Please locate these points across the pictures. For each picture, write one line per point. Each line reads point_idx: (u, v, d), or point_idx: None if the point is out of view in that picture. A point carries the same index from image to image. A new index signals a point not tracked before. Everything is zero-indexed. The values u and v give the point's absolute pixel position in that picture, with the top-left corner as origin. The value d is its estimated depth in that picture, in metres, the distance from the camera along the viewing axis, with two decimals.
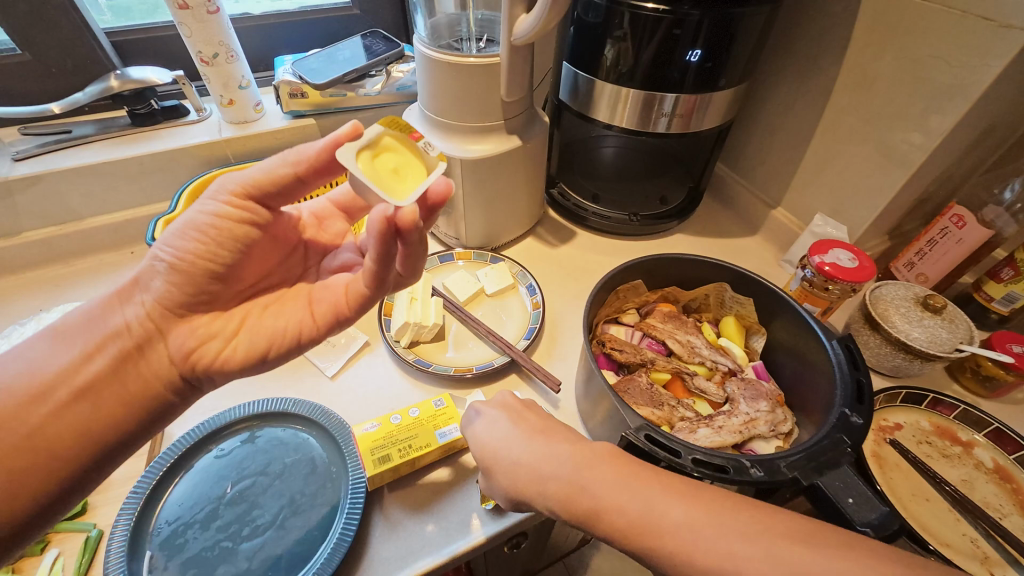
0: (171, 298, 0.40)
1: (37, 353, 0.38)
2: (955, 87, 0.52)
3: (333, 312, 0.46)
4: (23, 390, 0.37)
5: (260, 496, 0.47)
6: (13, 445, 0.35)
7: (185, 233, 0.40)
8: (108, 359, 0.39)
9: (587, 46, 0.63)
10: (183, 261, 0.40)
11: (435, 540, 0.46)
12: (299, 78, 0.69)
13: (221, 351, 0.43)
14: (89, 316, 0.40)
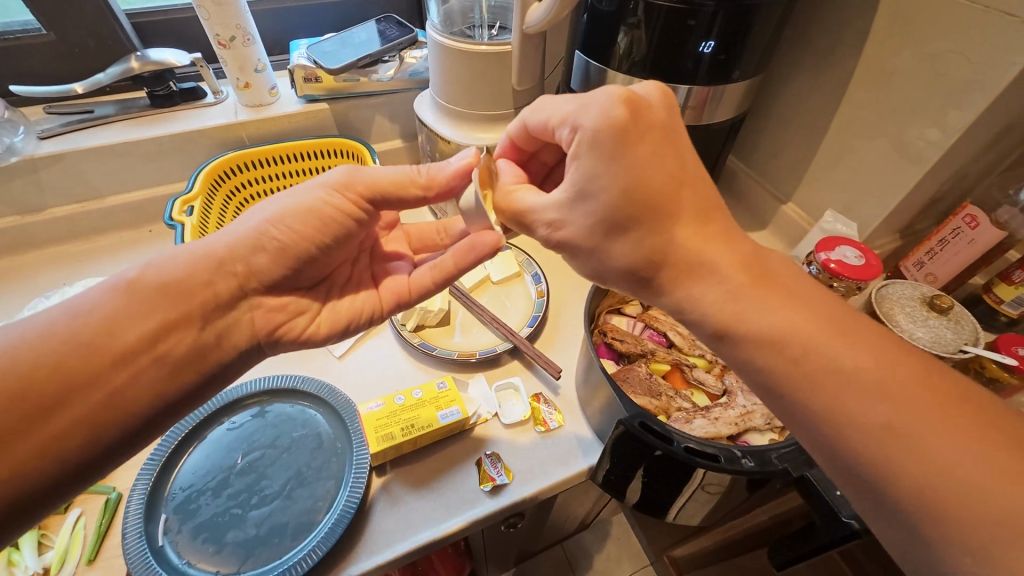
0: (268, 272, 0.42)
1: (112, 312, 0.36)
2: (974, 85, 0.51)
3: (397, 297, 0.51)
4: (105, 350, 0.35)
5: (269, 468, 0.49)
6: (90, 407, 0.34)
7: (299, 217, 0.42)
8: (192, 330, 0.38)
9: (600, 35, 0.63)
10: (291, 242, 0.42)
11: (435, 516, 0.48)
12: (313, 62, 0.70)
13: (308, 327, 0.47)
14: (171, 275, 0.39)
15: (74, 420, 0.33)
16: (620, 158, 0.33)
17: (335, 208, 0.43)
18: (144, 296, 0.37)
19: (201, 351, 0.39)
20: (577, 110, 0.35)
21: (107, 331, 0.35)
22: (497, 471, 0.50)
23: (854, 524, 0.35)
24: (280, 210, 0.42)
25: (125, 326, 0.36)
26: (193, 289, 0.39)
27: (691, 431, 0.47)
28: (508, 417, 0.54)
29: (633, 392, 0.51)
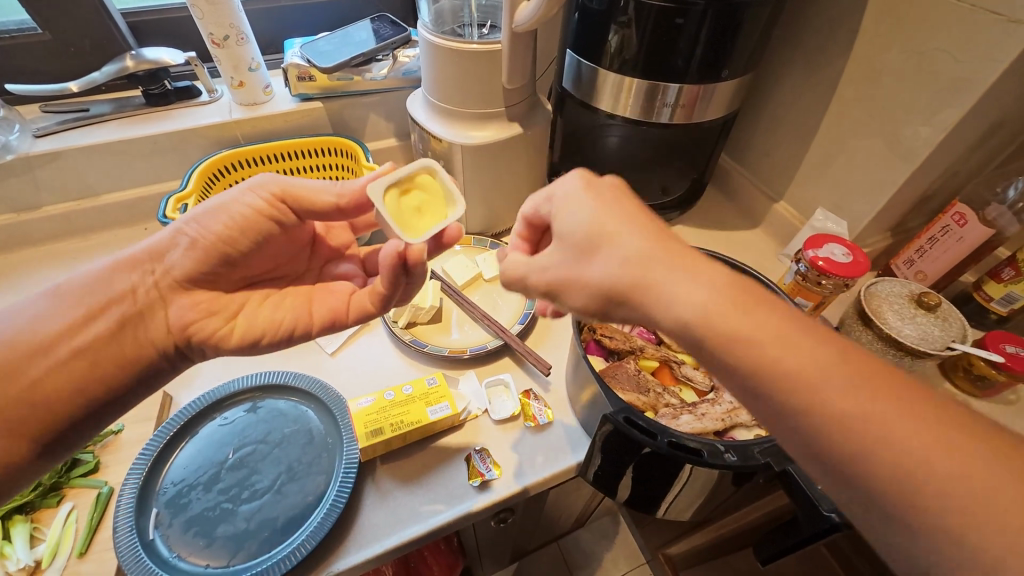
0: (186, 271, 0.44)
1: (35, 314, 0.40)
2: (960, 84, 0.51)
3: (330, 315, 0.50)
4: (24, 344, 0.38)
5: (260, 463, 0.50)
6: (11, 396, 0.36)
7: (218, 217, 0.45)
8: (102, 324, 0.41)
9: (590, 33, 0.63)
10: (206, 240, 0.44)
11: (424, 511, 0.48)
12: (307, 61, 0.70)
13: (220, 329, 0.46)
14: (93, 280, 0.42)
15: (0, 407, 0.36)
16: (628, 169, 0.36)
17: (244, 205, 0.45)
18: (62, 302, 0.40)
19: (117, 347, 0.41)
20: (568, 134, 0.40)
21: (19, 332, 0.38)
22: (485, 467, 0.50)
23: (835, 518, 0.35)
24: (200, 213, 0.45)
25: (40, 328, 0.39)
26: (107, 291, 0.42)
27: (678, 427, 0.47)
28: (498, 413, 0.54)
29: (622, 389, 0.51)
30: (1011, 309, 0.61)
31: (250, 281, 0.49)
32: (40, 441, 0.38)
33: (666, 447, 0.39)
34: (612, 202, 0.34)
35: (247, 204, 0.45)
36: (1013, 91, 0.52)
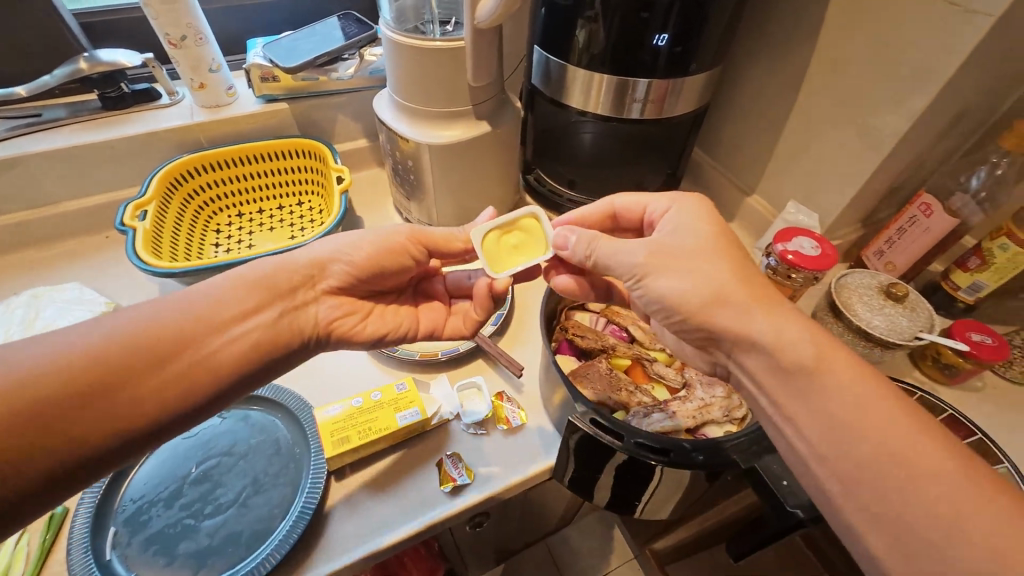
0: (343, 280, 0.48)
1: (214, 294, 0.41)
2: (922, 74, 0.51)
3: (432, 326, 0.56)
4: (204, 320, 0.39)
5: (224, 476, 0.48)
6: (194, 362, 0.37)
7: (369, 241, 0.49)
8: (268, 316, 0.42)
9: (555, 31, 0.63)
10: (362, 259, 0.49)
11: (394, 519, 0.47)
12: (270, 61, 0.69)
13: (357, 327, 0.50)
14: (259, 275, 0.44)
15: (186, 370, 0.37)
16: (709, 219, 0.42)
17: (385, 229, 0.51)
18: (225, 291, 0.41)
19: (279, 332, 0.42)
20: (669, 198, 0.46)
21: (191, 312, 0.39)
22: (457, 472, 0.49)
23: (802, 511, 0.36)
24: (349, 238, 0.49)
25: (215, 310, 0.39)
26: (266, 285, 0.43)
27: (649, 426, 0.47)
28: (470, 416, 0.53)
29: (594, 389, 0.50)
30: (978, 297, 0.63)
31: (372, 293, 0.53)
32: (205, 407, 0.38)
33: None
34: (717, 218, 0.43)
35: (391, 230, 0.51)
36: (974, 81, 0.52)
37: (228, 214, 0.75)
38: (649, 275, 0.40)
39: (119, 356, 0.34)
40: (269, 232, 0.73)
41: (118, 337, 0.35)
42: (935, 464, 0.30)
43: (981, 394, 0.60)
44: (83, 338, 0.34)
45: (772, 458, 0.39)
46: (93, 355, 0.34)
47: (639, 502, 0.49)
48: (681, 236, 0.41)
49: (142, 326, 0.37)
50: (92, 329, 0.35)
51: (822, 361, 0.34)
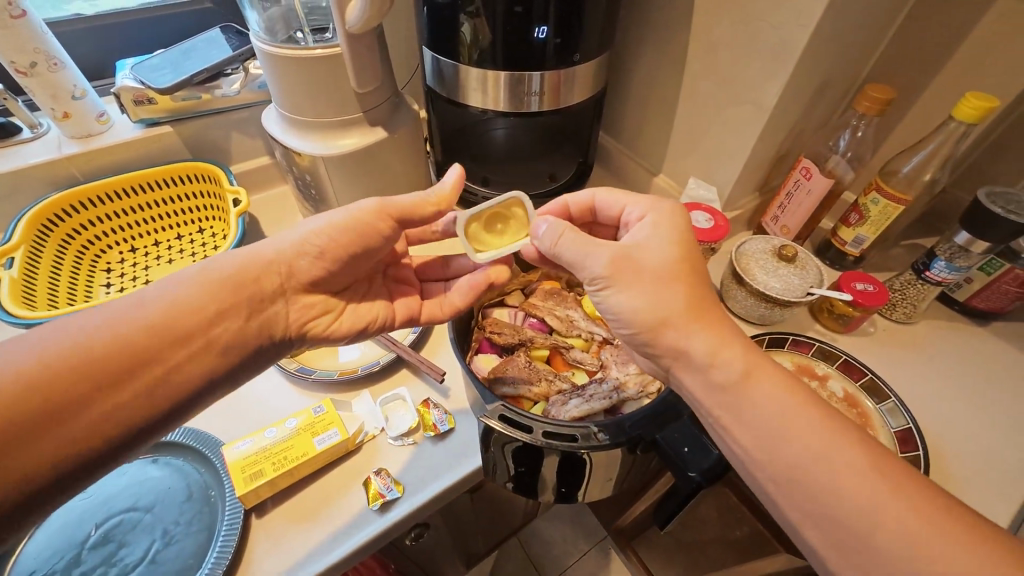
0: (313, 275, 0.46)
1: (171, 301, 0.38)
2: (781, 49, 0.55)
3: (408, 314, 0.55)
4: (164, 332, 0.37)
5: (129, 534, 0.45)
6: (154, 379, 0.36)
7: (341, 227, 0.46)
8: (236, 319, 0.41)
9: (441, 30, 0.62)
10: (332, 250, 0.46)
11: (321, 548, 0.46)
12: (141, 83, 0.63)
13: (331, 324, 0.49)
14: (222, 276, 0.41)
15: (145, 387, 0.36)
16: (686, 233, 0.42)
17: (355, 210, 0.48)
18: (182, 292, 0.39)
19: (243, 339, 0.41)
20: (647, 205, 0.46)
21: (145, 321, 0.37)
22: (386, 487, 0.48)
23: (699, 477, 0.38)
24: (317, 226, 0.46)
25: (170, 318, 0.37)
26: (227, 284, 0.41)
27: (565, 413, 0.48)
28: (396, 429, 0.52)
29: (514, 385, 0.51)
30: (862, 250, 0.67)
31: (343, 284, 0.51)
32: (166, 421, 0.37)
33: (541, 438, 0.40)
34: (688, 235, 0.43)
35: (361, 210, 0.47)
36: (828, 50, 0.56)
37: (119, 250, 0.69)
38: (609, 285, 0.40)
39: (72, 376, 0.33)
40: (168, 264, 0.68)
41: (69, 352, 0.34)
42: (816, 426, 0.34)
43: (874, 338, 0.65)
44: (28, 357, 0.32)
45: (672, 428, 0.40)
46: (43, 375, 0.32)
47: (565, 492, 0.49)
48: (654, 250, 0.40)
49: (93, 340, 0.35)
50: (38, 345, 0.33)
51: (768, 364, 0.37)
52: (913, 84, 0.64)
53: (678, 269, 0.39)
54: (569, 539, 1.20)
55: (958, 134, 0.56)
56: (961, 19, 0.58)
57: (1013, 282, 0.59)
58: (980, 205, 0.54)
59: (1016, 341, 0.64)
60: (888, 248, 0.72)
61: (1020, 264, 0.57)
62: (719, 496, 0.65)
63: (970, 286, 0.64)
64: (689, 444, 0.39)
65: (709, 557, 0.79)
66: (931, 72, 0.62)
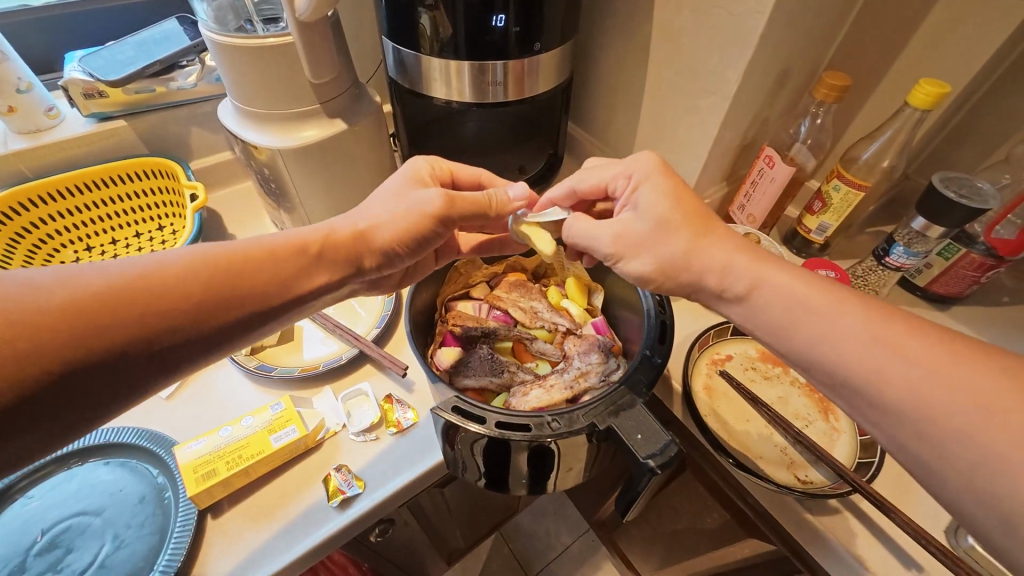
0: (394, 259, 0.46)
1: (294, 258, 0.39)
2: (737, 35, 0.54)
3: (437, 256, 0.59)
4: (285, 287, 0.39)
5: (78, 539, 0.43)
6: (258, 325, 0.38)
7: (423, 226, 0.45)
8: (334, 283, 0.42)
9: (400, 21, 0.61)
10: (412, 240, 0.45)
11: (277, 547, 0.45)
12: (90, 75, 0.61)
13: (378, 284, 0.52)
14: (329, 242, 0.41)
15: (250, 331, 0.38)
16: (669, 195, 0.43)
17: (448, 207, 0.46)
18: (301, 253, 0.40)
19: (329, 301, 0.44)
20: (627, 165, 0.46)
21: (265, 279, 0.37)
22: (346, 483, 0.47)
23: (650, 464, 0.36)
24: (399, 212, 0.45)
25: (282, 277, 0.38)
26: (336, 255, 0.42)
27: (526, 403, 0.48)
28: (357, 425, 0.52)
29: (473, 377, 0.51)
30: (826, 237, 0.68)
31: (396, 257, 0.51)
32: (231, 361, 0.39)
33: (494, 428, 0.40)
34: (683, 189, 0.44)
35: (447, 210, 0.46)
36: (787, 38, 0.56)
37: (73, 249, 0.67)
38: (620, 258, 0.44)
39: (198, 321, 0.34)
40: None
41: (193, 292, 0.34)
42: None
43: None
44: (158, 289, 0.32)
45: (626, 415, 0.39)
46: (176, 316, 0.33)
47: (528, 484, 0.49)
48: (643, 219, 0.43)
49: (220, 288, 0.35)
50: (164, 276, 0.33)
51: None
52: (872, 72, 0.65)
53: (658, 231, 0.42)
54: (551, 532, 1.20)
55: (914, 120, 0.57)
56: (913, 8, 0.58)
57: (970, 266, 0.60)
58: (934, 190, 0.55)
59: (975, 324, 0.65)
60: (854, 236, 0.73)
61: (976, 248, 0.58)
62: (687, 484, 0.66)
63: (930, 271, 0.65)
64: (642, 430, 0.38)
65: (682, 546, 0.80)
66: (889, 61, 0.63)
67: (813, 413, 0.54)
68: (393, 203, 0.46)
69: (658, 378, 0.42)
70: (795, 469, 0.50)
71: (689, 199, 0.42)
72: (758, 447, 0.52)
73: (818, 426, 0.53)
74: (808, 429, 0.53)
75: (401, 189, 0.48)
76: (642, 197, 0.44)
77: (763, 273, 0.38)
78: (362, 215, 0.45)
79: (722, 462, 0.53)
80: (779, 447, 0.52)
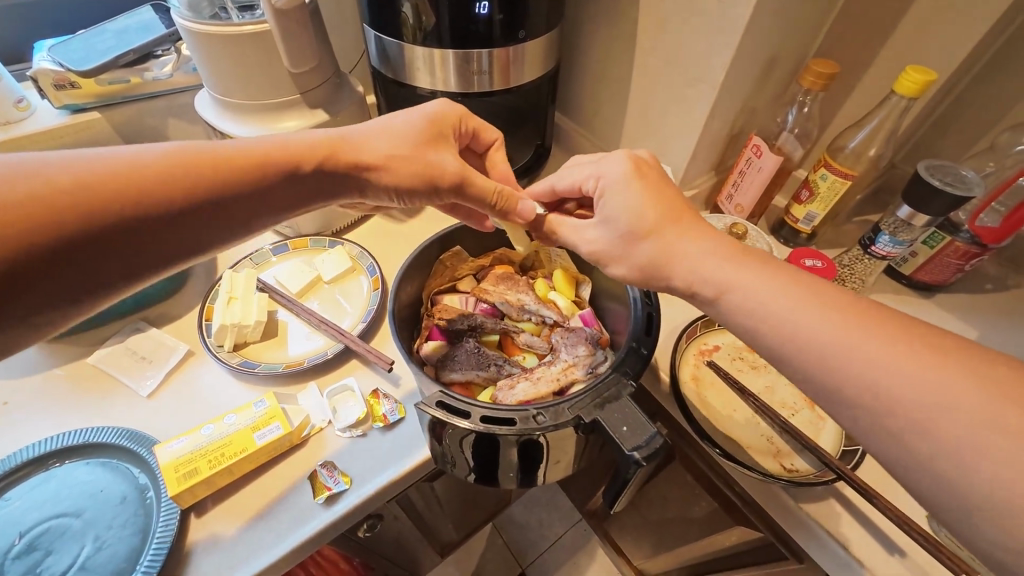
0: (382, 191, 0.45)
1: (264, 167, 0.39)
2: (724, 23, 0.54)
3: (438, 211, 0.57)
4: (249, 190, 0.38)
5: (57, 541, 0.42)
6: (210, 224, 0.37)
7: (422, 174, 0.45)
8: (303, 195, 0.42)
9: (381, 8, 0.59)
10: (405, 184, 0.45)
11: (261, 546, 0.44)
12: (59, 65, 0.59)
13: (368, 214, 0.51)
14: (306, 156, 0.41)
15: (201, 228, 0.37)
16: (647, 196, 0.41)
17: (444, 162, 0.46)
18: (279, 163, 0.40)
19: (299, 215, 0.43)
20: (598, 167, 0.45)
21: (229, 176, 0.37)
22: (332, 479, 0.47)
23: (636, 456, 0.36)
24: (393, 146, 0.44)
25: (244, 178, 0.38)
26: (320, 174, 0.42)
27: (512, 397, 0.47)
28: (343, 420, 0.51)
29: (460, 370, 0.51)
30: (813, 226, 0.68)
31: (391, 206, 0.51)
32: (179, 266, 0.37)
33: (478, 423, 0.39)
34: (656, 189, 0.42)
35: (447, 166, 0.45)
36: (774, 25, 0.55)
37: None
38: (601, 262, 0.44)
39: (185, 214, 0.35)
40: None
41: (184, 185, 0.35)
42: None
43: None
44: (142, 172, 0.34)
45: (612, 408, 0.39)
46: (163, 206, 0.34)
47: (517, 478, 0.48)
48: (608, 228, 0.43)
49: (178, 176, 0.35)
50: (157, 165, 0.35)
51: None
52: (859, 60, 0.65)
53: (640, 230, 0.41)
54: (544, 522, 1.21)
55: (900, 108, 0.57)
56: None
57: (954, 255, 0.60)
58: (919, 178, 0.55)
59: (959, 312, 0.65)
60: (841, 224, 0.73)
61: (961, 237, 0.59)
62: (676, 473, 0.66)
63: (916, 260, 0.65)
64: (628, 423, 0.38)
65: (671, 534, 0.80)
66: (876, 48, 0.63)
67: (800, 402, 0.55)
68: (395, 141, 0.45)
69: (644, 369, 0.42)
70: (780, 458, 0.50)
71: (668, 201, 0.41)
72: (745, 437, 0.52)
73: (805, 414, 0.54)
74: (795, 418, 0.53)
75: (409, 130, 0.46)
76: (615, 204, 0.42)
77: (749, 263, 0.37)
78: (358, 138, 0.44)
79: (709, 451, 0.53)
80: (766, 437, 0.52)
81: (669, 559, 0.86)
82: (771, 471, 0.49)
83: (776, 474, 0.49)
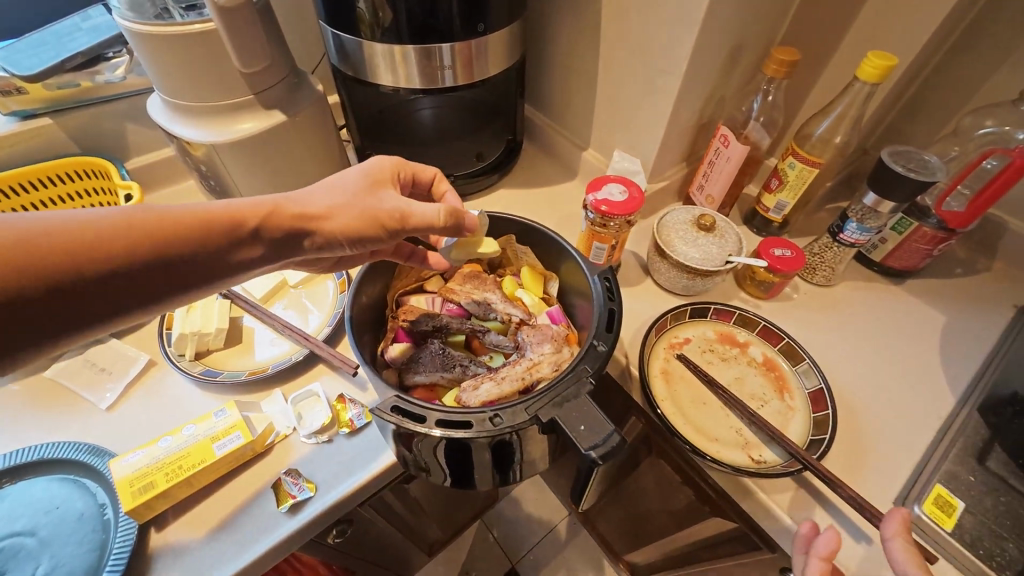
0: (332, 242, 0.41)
1: (194, 230, 0.34)
2: (683, 11, 0.53)
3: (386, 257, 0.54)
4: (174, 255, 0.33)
5: (11, 560, 0.41)
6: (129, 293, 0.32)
7: (367, 217, 0.41)
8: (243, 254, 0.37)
9: (336, 3, 0.57)
10: (353, 230, 0.41)
11: (222, 557, 0.43)
12: (4, 71, 0.57)
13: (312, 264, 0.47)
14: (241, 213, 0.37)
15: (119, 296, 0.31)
16: None
17: (388, 204, 0.43)
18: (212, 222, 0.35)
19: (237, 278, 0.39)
20: None
21: (152, 240, 0.32)
22: (296, 487, 0.46)
23: (592, 456, 0.36)
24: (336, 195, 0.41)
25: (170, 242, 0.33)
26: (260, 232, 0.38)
27: (476, 397, 0.47)
28: (308, 427, 0.50)
29: (425, 372, 0.50)
30: (784, 215, 0.67)
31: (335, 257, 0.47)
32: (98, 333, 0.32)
33: (434, 426, 0.39)
34: None
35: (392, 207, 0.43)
36: (735, 13, 0.55)
37: None
38: None
39: (106, 279, 0.31)
40: None
41: (104, 249, 0.31)
42: None
43: (795, 302, 0.66)
44: (42, 241, 0.29)
45: (570, 407, 0.39)
46: (78, 271, 0.29)
47: (485, 479, 0.48)
48: None
49: (91, 245, 0.30)
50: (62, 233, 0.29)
51: None
52: (825, 46, 0.64)
53: None
54: (533, 517, 1.21)
55: (863, 94, 0.56)
56: None
57: (922, 240, 0.61)
58: (883, 165, 0.55)
59: (930, 296, 0.66)
60: (813, 212, 0.73)
61: (928, 222, 0.59)
62: (653, 466, 0.66)
63: (885, 246, 0.65)
64: (585, 422, 0.37)
65: (654, 527, 0.80)
66: (841, 33, 0.62)
67: (769, 392, 0.55)
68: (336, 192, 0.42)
69: (604, 366, 0.42)
70: (749, 449, 0.50)
71: None
72: (714, 429, 0.52)
73: (774, 405, 0.54)
74: (764, 409, 0.53)
75: (347, 181, 0.43)
76: None
77: None
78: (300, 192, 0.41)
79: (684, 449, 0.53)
80: (735, 429, 0.52)
81: (653, 551, 0.87)
82: (740, 463, 0.49)
83: (744, 466, 0.48)
